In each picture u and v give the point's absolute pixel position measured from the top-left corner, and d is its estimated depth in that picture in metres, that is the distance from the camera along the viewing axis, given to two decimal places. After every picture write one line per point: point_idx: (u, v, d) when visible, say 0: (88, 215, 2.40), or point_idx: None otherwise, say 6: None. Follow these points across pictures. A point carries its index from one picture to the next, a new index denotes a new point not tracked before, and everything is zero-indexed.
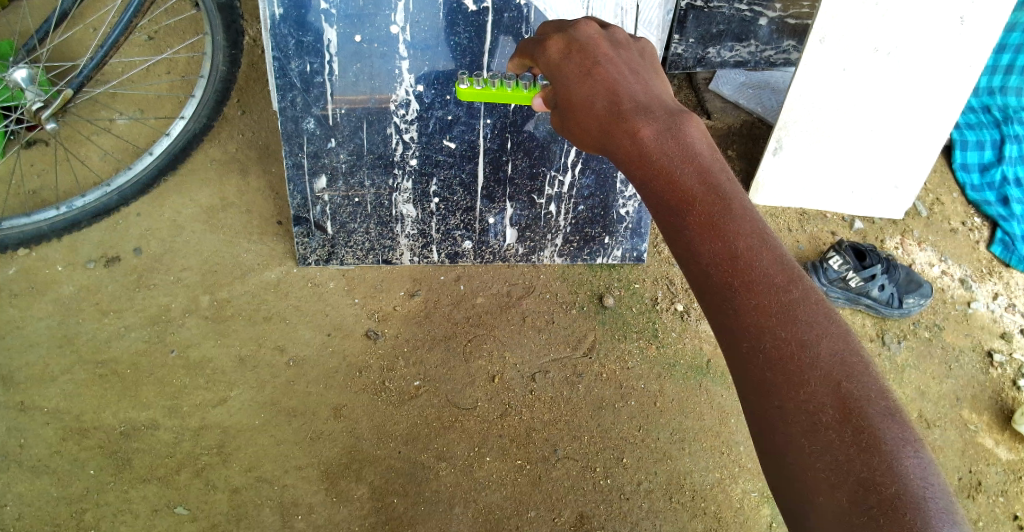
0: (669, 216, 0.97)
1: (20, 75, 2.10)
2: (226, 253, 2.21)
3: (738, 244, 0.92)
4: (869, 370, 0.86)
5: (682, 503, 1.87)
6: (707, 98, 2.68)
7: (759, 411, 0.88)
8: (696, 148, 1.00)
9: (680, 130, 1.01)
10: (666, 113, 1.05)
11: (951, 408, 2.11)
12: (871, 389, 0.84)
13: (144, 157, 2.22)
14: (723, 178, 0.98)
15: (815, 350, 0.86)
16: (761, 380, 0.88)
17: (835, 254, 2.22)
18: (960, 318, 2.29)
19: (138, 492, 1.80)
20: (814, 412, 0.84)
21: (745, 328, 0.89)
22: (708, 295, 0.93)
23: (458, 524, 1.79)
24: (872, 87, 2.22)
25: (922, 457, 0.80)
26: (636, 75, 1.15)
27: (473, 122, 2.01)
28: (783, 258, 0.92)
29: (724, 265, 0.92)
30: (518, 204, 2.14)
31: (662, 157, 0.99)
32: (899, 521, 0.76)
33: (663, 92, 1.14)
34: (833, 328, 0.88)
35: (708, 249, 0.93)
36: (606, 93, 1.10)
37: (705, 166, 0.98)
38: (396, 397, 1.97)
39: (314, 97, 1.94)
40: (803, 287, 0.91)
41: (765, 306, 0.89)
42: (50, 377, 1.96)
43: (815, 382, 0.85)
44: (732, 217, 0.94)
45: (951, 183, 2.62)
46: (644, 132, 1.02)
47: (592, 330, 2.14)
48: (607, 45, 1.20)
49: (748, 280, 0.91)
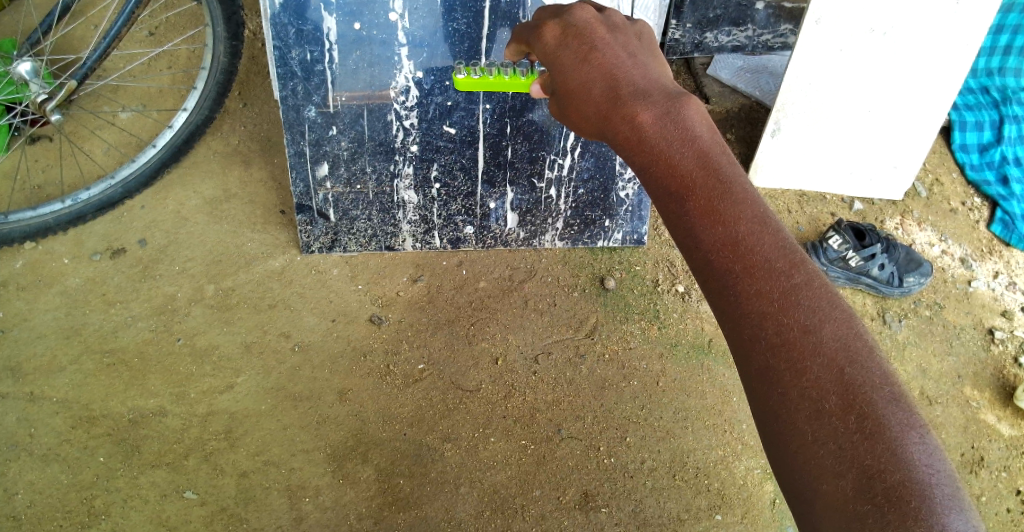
0: (670, 202, 0.97)
1: (24, 68, 2.14)
2: (230, 243, 2.24)
3: (740, 230, 0.92)
4: (873, 354, 0.85)
5: (685, 480, 1.89)
6: (705, 82, 2.69)
7: (762, 398, 0.88)
8: (697, 131, 0.98)
9: (677, 115, 1.00)
10: (664, 95, 1.03)
11: (952, 385, 2.12)
12: (876, 375, 0.83)
13: (148, 150, 2.24)
14: (723, 161, 0.96)
15: (818, 336, 0.86)
16: (764, 367, 0.87)
17: (834, 233, 2.23)
18: (960, 297, 2.31)
19: (147, 478, 1.82)
20: (818, 398, 0.83)
21: (747, 314, 0.89)
22: (709, 281, 0.93)
23: (464, 504, 1.81)
24: (869, 68, 2.23)
25: (927, 443, 0.80)
26: (633, 58, 1.12)
27: (472, 107, 2.03)
28: (785, 243, 0.91)
29: (725, 250, 0.91)
30: (518, 188, 2.16)
31: (660, 143, 0.98)
32: (903, 510, 0.75)
33: (661, 73, 1.11)
34: (836, 312, 0.87)
35: (708, 235, 0.93)
36: (604, 79, 1.09)
37: (705, 149, 0.97)
38: (401, 380, 2.00)
39: (314, 85, 1.95)
40: (806, 271, 0.90)
41: (766, 292, 0.89)
42: (58, 366, 1.99)
43: (818, 369, 0.84)
44: (731, 202, 0.93)
45: (950, 164, 2.63)
46: (642, 117, 1.01)
47: (593, 313, 2.15)
48: (603, 29, 1.18)
49: (749, 265, 0.90)
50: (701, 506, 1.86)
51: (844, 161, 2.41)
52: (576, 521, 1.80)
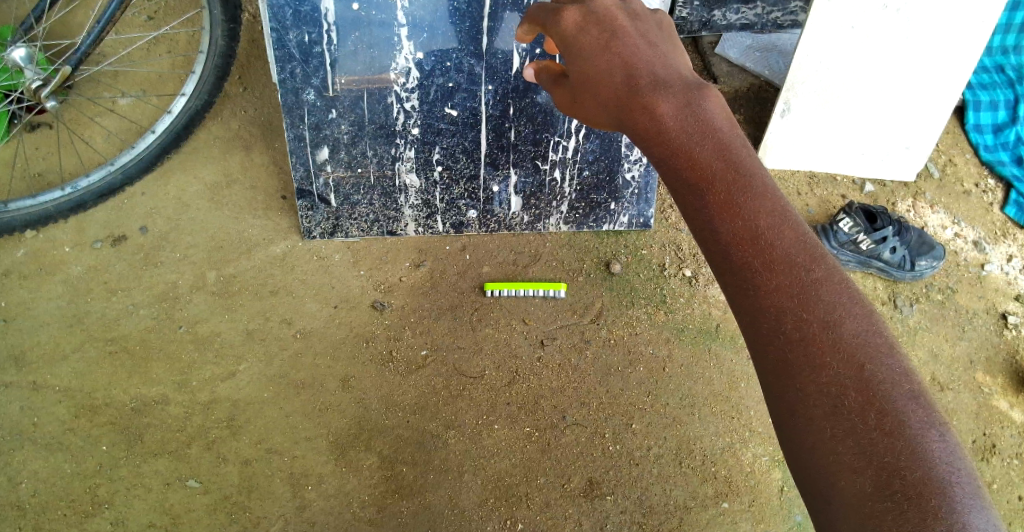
0: (689, 195, 0.94)
1: (18, 54, 2.11)
2: (232, 229, 2.21)
3: (758, 222, 0.90)
4: (894, 350, 0.82)
5: (692, 467, 1.86)
6: (713, 62, 2.64)
7: (779, 393, 0.85)
8: (717, 124, 0.96)
9: (699, 106, 0.98)
10: (684, 87, 1.01)
11: (965, 371, 2.08)
12: (896, 370, 0.80)
13: (147, 136, 2.21)
14: (743, 154, 0.94)
15: (838, 332, 0.83)
16: (781, 362, 0.85)
17: (845, 216, 2.16)
18: (973, 281, 2.26)
19: (151, 466, 1.81)
20: (836, 394, 0.80)
21: (765, 308, 0.86)
22: (727, 275, 0.90)
23: (468, 492, 1.79)
24: (882, 46, 2.17)
25: (947, 441, 0.77)
26: (655, 47, 1.10)
27: (474, 88, 2.00)
28: (804, 237, 0.89)
29: (744, 244, 0.89)
30: (522, 171, 2.12)
31: (680, 134, 0.96)
32: (923, 508, 0.73)
33: (681, 63, 1.09)
34: (855, 308, 0.85)
35: (727, 227, 0.90)
36: (623, 68, 1.06)
37: (724, 142, 0.95)
38: (404, 367, 1.97)
39: (313, 68, 1.92)
40: (826, 267, 0.87)
41: (786, 287, 0.86)
42: (61, 354, 1.97)
43: (837, 365, 0.82)
44: (752, 196, 0.91)
45: (964, 144, 2.57)
46: (662, 108, 0.98)
47: (599, 298, 2.12)
48: (624, 17, 1.14)
49: (769, 259, 0.88)
50: (708, 494, 1.83)
51: (855, 142, 2.36)
52: (581, 509, 1.79)
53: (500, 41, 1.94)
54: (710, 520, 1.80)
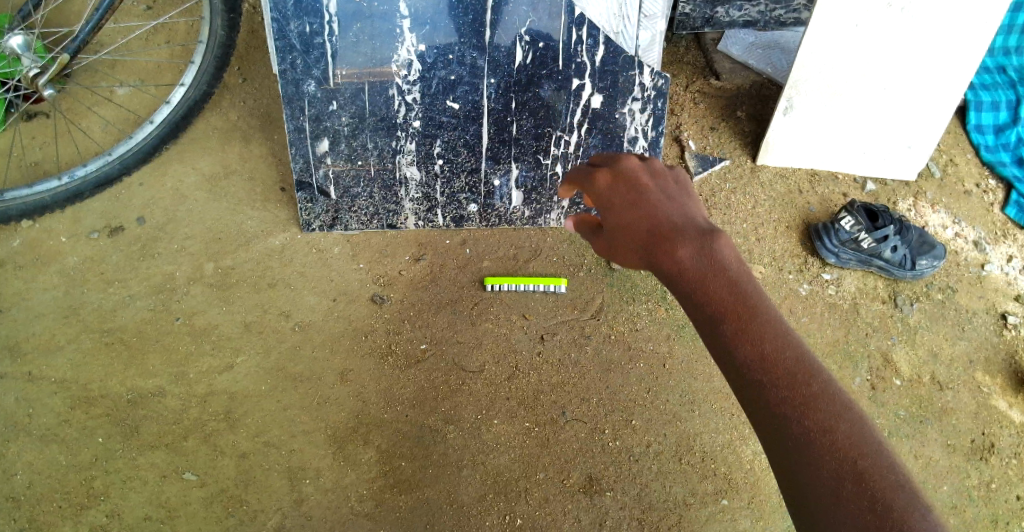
0: (706, 327, 1.01)
1: (15, 42, 2.10)
2: (230, 221, 2.19)
3: (765, 347, 0.97)
4: (882, 445, 0.91)
5: (691, 464, 1.85)
6: (716, 59, 2.66)
7: (805, 516, 0.91)
8: (730, 267, 1.02)
9: (728, 280, 1.01)
10: (699, 233, 1.06)
11: (964, 371, 2.07)
12: (883, 462, 0.90)
13: (145, 126, 2.20)
14: (745, 282, 1.02)
15: (833, 435, 0.91)
16: (792, 468, 0.92)
17: (847, 214, 2.14)
18: (973, 280, 2.25)
19: (147, 459, 1.80)
20: (834, 480, 0.89)
21: (774, 412, 0.94)
22: (754, 412, 0.96)
23: (467, 487, 1.78)
24: (886, 44, 2.16)
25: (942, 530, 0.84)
26: (672, 200, 1.12)
27: (476, 81, 1.98)
28: (803, 353, 0.97)
29: (757, 368, 0.96)
30: (524, 165, 2.11)
31: (696, 278, 1.01)
32: None
33: (700, 213, 1.12)
34: (848, 413, 0.93)
35: (741, 352, 0.97)
36: (643, 219, 1.09)
37: (735, 281, 1.01)
38: (403, 361, 1.96)
39: (314, 59, 1.92)
40: (823, 380, 0.95)
41: (791, 398, 0.94)
42: (57, 345, 1.96)
43: (830, 459, 0.90)
44: (758, 322, 0.98)
45: (965, 144, 2.56)
46: (681, 253, 1.03)
47: (600, 293, 2.11)
48: (643, 171, 1.18)
49: (775, 377, 0.95)
50: (708, 490, 1.82)
51: (857, 140, 2.35)
52: (580, 505, 1.78)
53: (502, 34, 1.93)
54: (709, 517, 1.79)
